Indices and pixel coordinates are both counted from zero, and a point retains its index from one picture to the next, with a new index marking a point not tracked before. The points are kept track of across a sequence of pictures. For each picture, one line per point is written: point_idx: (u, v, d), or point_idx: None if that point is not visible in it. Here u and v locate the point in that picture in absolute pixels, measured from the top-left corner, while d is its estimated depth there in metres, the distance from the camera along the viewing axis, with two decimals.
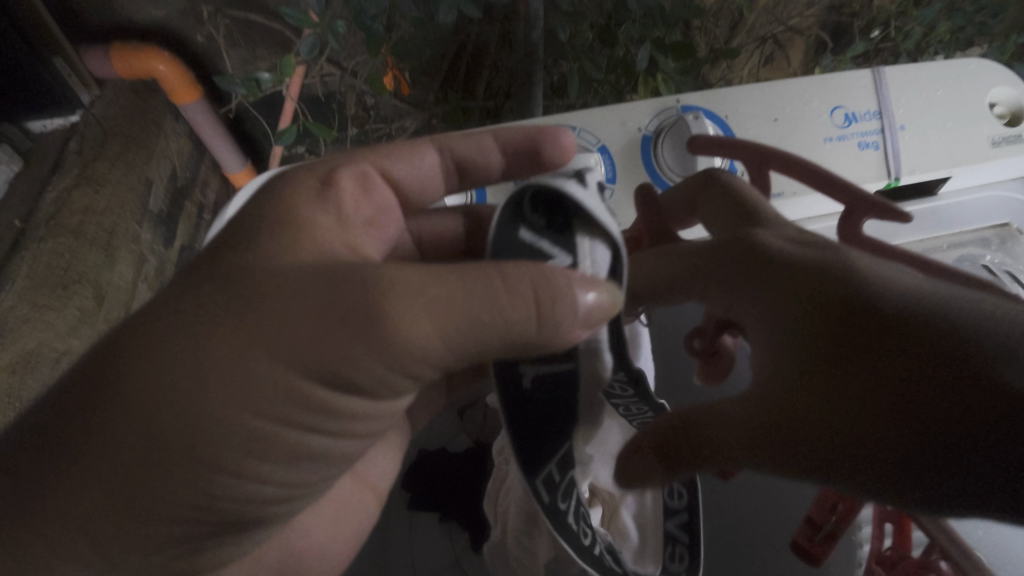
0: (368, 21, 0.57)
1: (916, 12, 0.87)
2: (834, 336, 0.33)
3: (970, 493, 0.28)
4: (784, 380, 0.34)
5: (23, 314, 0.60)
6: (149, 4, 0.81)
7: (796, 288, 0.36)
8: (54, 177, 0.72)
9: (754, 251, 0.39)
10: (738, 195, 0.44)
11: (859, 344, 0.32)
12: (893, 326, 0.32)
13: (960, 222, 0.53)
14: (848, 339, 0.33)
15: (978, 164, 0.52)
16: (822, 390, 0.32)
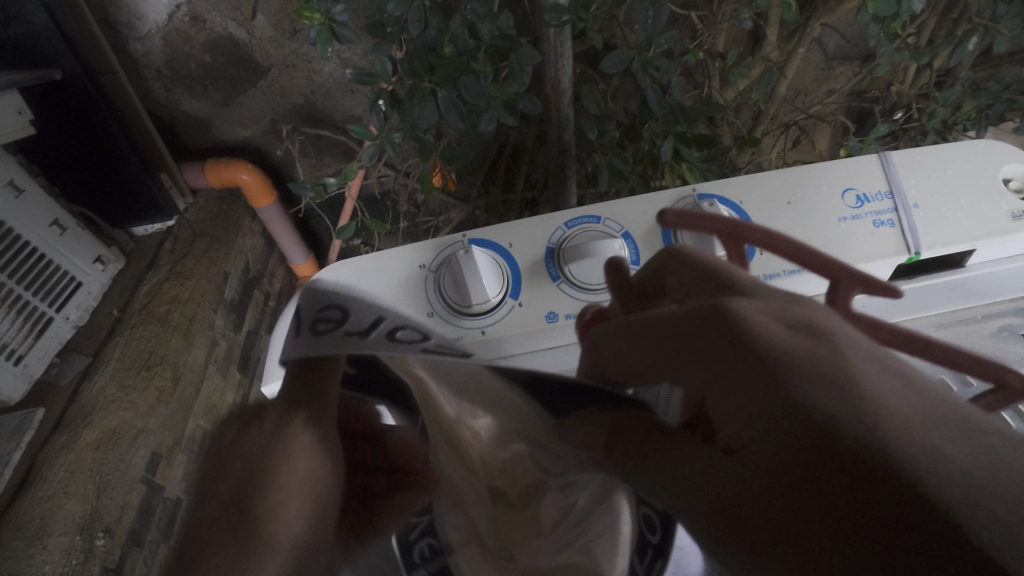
0: (421, 133, 0.66)
1: (938, 94, 0.89)
2: (787, 437, 0.26)
3: None
4: (734, 478, 0.27)
5: (111, 393, 0.67)
6: (240, 127, 0.97)
7: (746, 371, 0.29)
8: (150, 273, 0.85)
9: (715, 323, 0.32)
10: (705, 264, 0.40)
11: (815, 452, 0.24)
12: (855, 447, 0.23)
13: (994, 292, 0.52)
14: (823, 445, 0.24)
15: (1001, 236, 0.52)
16: (762, 487, 0.25)
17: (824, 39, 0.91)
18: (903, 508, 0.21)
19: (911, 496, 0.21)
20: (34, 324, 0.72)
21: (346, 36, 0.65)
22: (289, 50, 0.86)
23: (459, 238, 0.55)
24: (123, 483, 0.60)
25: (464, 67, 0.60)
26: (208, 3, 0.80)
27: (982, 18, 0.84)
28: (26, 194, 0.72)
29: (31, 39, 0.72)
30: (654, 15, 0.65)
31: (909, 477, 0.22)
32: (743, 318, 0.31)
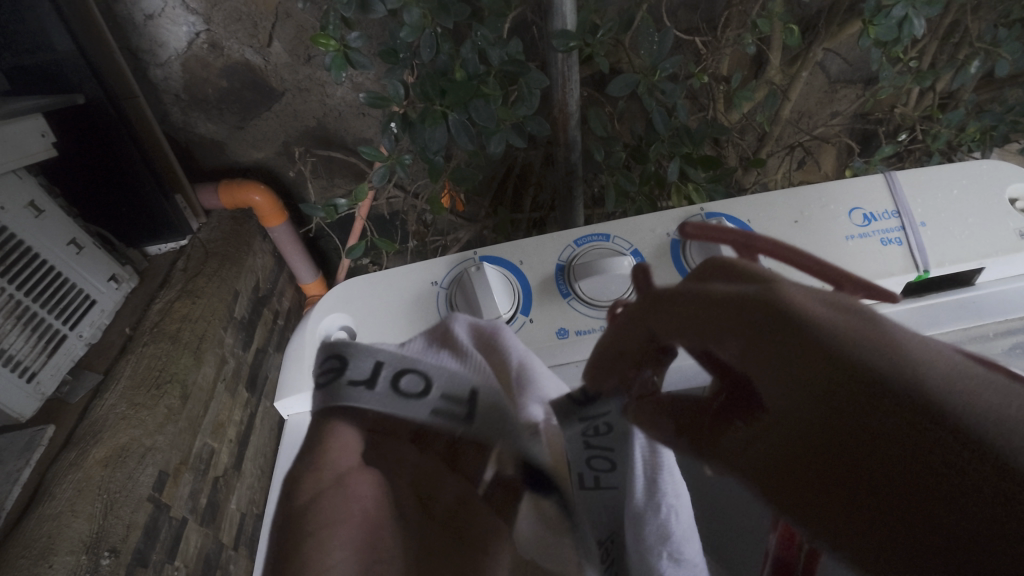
0: (431, 155, 0.67)
1: (942, 117, 0.90)
2: (814, 436, 0.19)
3: None
4: (761, 469, 0.22)
5: (121, 411, 0.67)
6: (254, 149, 0.99)
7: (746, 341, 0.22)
8: (163, 291, 0.86)
9: (713, 301, 0.25)
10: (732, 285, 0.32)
11: (847, 452, 0.18)
12: (877, 424, 0.18)
13: (1007, 310, 0.51)
14: (847, 433, 0.18)
15: (1009, 254, 0.52)
16: (793, 482, 0.21)
17: (827, 63, 0.92)
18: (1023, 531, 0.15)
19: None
20: (47, 342, 0.73)
21: (359, 62, 0.67)
22: (303, 76, 0.89)
23: (470, 257, 0.56)
24: (129, 501, 0.60)
25: (474, 90, 0.61)
26: (227, 31, 0.83)
27: (982, 41, 0.85)
28: (46, 214, 0.74)
29: (57, 65, 0.75)
30: (659, 40, 0.66)
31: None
32: (770, 297, 0.23)
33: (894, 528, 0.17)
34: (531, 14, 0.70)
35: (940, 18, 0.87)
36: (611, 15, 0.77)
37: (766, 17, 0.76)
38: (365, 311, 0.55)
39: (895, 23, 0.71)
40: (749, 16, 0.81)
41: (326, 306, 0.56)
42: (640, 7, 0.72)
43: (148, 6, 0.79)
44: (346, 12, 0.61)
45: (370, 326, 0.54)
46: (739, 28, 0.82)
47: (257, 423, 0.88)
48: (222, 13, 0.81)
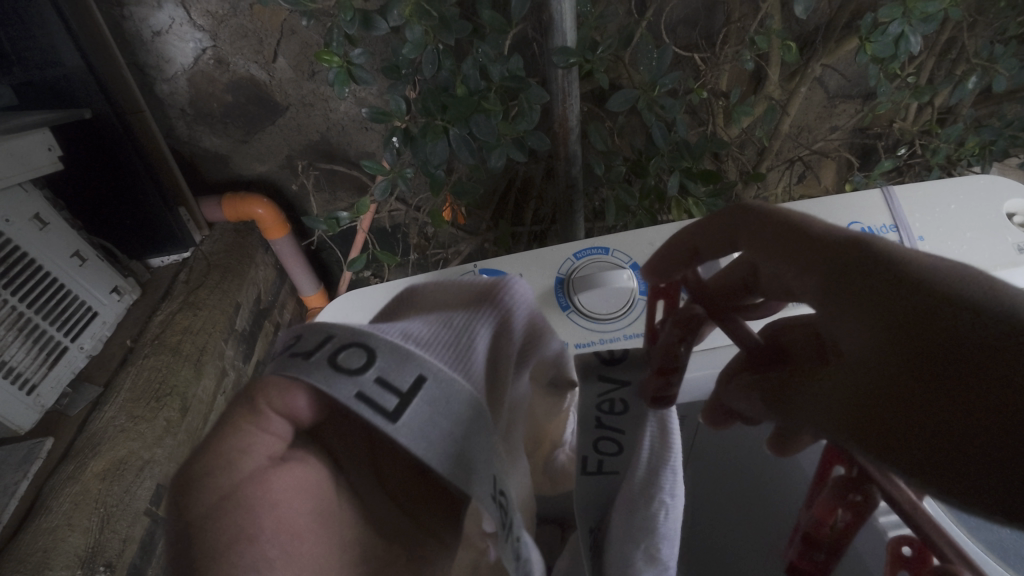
0: (432, 169, 0.68)
1: (940, 131, 0.90)
2: (891, 332, 0.26)
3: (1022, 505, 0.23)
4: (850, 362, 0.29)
5: (121, 424, 0.67)
6: (257, 162, 1.00)
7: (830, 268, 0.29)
8: (165, 303, 0.86)
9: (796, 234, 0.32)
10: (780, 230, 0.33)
11: (912, 336, 0.25)
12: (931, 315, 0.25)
13: None
14: (915, 328, 0.25)
15: (1010, 268, 0.52)
16: (872, 373, 0.27)
17: (826, 78, 0.93)
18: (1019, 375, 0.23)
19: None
20: (48, 353, 0.73)
21: (362, 78, 0.68)
22: (307, 91, 0.90)
23: (470, 269, 0.56)
24: (126, 515, 0.59)
25: (475, 106, 0.62)
26: (233, 48, 0.84)
27: (979, 58, 0.86)
28: (51, 226, 0.75)
29: (66, 80, 0.77)
30: (658, 56, 0.67)
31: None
32: (867, 242, 0.29)
33: (943, 392, 0.24)
34: (532, 31, 0.71)
35: (936, 35, 0.88)
36: (611, 32, 0.78)
37: (764, 34, 0.77)
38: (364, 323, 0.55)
39: (892, 40, 0.71)
40: (747, 32, 0.82)
41: (326, 318, 0.56)
42: (640, 24, 0.73)
43: (156, 23, 0.81)
44: (350, 29, 0.62)
45: None
46: (738, 45, 0.83)
47: None
48: (228, 30, 0.82)
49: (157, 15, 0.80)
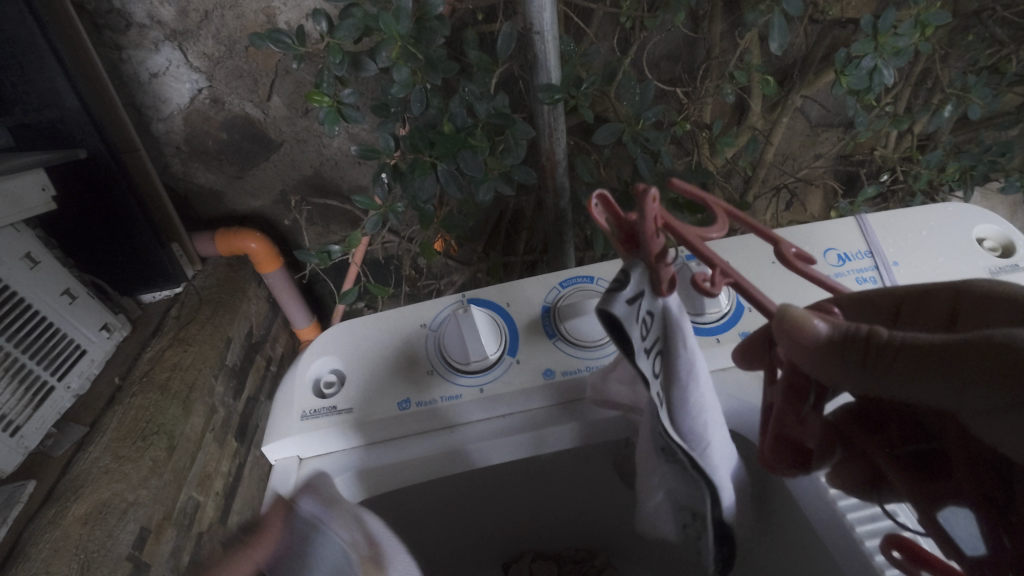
0: (422, 204, 0.68)
1: (921, 158, 0.93)
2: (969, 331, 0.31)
3: None
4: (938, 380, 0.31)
5: (104, 467, 0.66)
6: (251, 198, 1.01)
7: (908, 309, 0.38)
8: (155, 340, 0.86)
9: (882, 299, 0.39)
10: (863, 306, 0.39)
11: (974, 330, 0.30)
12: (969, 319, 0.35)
13: None
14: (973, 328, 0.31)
15: None
16: None
17: (807, 109, 0.96)
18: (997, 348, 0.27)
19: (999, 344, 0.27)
20: (34, 394, 0.72)
21: (352, 116, 0.69)
22: (301, 127, 0.91)
23: (458, 299, 0.53)
24: (107, 561, 0.58)
25: (462, 142, 0.63)
26: (229, 88, 0.86)
27: (953, 87, 0.88)
28: (41, 265, 0.75)
29: (61, 122, 0.78)
30: (641, 91, 0.69)
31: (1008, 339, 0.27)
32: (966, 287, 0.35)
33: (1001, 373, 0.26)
34: (518, 69, 0.73)
35: (909, 67, 0.91)
36: (596, 69, 0.80)
37: (744, 69, 0.80)
38: (355, 351, 0.51)
39: (866, 73, 0.73)
40: (728, 66, 0.84)
41: (316, 348, 0.52)
42: (623, 61, 0.75)
43: (153, 65, 0.83)
44: (339, 71, 0.64)
45: (359, 368, 0.50)
46: (719, 78, 0.85)
47: (246, 474, 0.87)
48: (224, 71, 0.84)
49: (154, 58, 0.82)
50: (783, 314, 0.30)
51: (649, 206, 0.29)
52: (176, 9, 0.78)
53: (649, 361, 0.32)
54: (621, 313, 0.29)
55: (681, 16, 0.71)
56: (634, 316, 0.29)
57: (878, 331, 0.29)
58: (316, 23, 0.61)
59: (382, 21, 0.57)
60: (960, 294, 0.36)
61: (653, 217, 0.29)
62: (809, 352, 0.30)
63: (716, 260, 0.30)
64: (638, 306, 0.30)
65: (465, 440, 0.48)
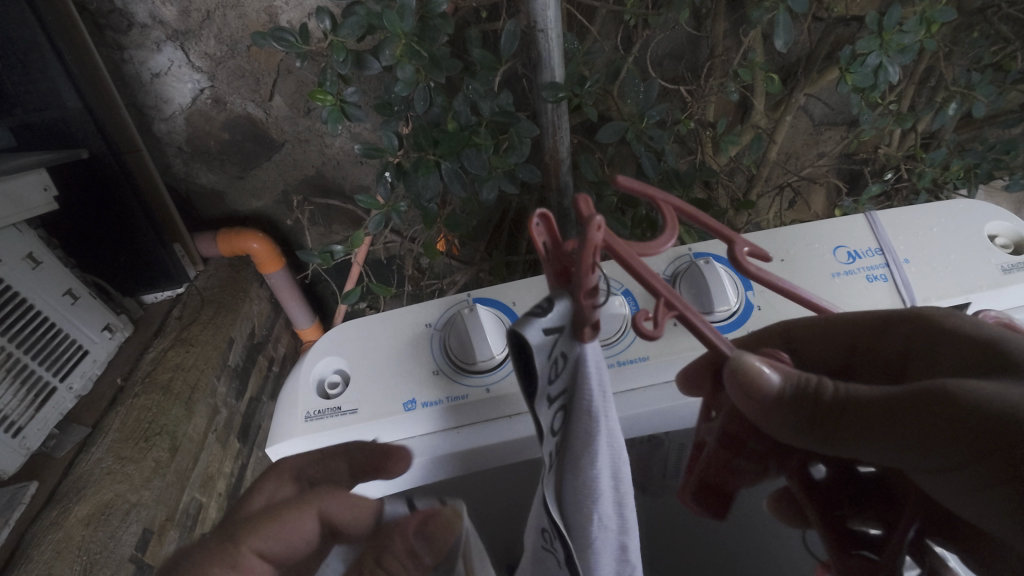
0: (425, 203, 0.68)
1: (926, 156, 0.93)
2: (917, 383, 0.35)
3: (980, 454, 0.30)
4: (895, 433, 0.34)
5: (107, 467, 0.66)
6: (253, 198, 1.01)
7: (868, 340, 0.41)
8: (157, 340, 0.86)
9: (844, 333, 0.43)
10: (829, 334, 0.43)
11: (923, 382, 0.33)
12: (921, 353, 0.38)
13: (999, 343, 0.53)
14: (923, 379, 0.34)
15: (996, 289, 0.52)
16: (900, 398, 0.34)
17: (811, 107, 0.96)
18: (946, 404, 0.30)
19: (944, 399, 0.30)
20: (36, 395, 0.72)
21: (355, 115, 0.69)
22: (303, 127, 0.91)
23: (464, 298, 0.52)
24: (109, 563, 0.57)
25: (466, 141, 0.63)
26: (231, 87, 0.86)
27: (957, 85, 0.88)
28: (43, 266, 0.75)
29: (63, 122, 0.78)
30: (645, 90, 0.69)
31: (952, 394, 0.30)
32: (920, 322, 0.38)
33: (951, 426, 0.30)
34: (522, 67, 0.73)
35: (913, 65, 0.91)
36: (599, 67, 0.80)
37: (747, 67, 0.79)
38: (360, 351, 0.51)
39: (871, 70, 0.73)
40: (731, 64, 0.84)
41: (320, 349, 0.52)
42: (626, 60, 0.75)
43: (155, 65, 0.83)
44: (343, 69, 0.64)
45: (365, 369, 0.50)
46: (723, 76, 0.85)
47: (248, 475, 0.87)
48: (226, 71, 0.84)
49: (156, 58, 0.82)
50: (734, 365, 0.32)
51: (593, 234, 0.26)
52: (179, 8, 0.78)
53: (550, 411, 0.30)
54: (534, 340, 0.26)
55: (684, 14, 0.71)
56: (548, 352, 0.27)
57: (825, 387, 0.33)
58: (320, 20, 0.61)
59: (386, 19, 0.57)
60: (913, 329, 0.39)
61: (594, 248, 0.26)
62: (762, 400, 0.33)
63: (658, 289, 0.28)
64: (556, 343, 0.28)
65: (470, 442, 0.47)
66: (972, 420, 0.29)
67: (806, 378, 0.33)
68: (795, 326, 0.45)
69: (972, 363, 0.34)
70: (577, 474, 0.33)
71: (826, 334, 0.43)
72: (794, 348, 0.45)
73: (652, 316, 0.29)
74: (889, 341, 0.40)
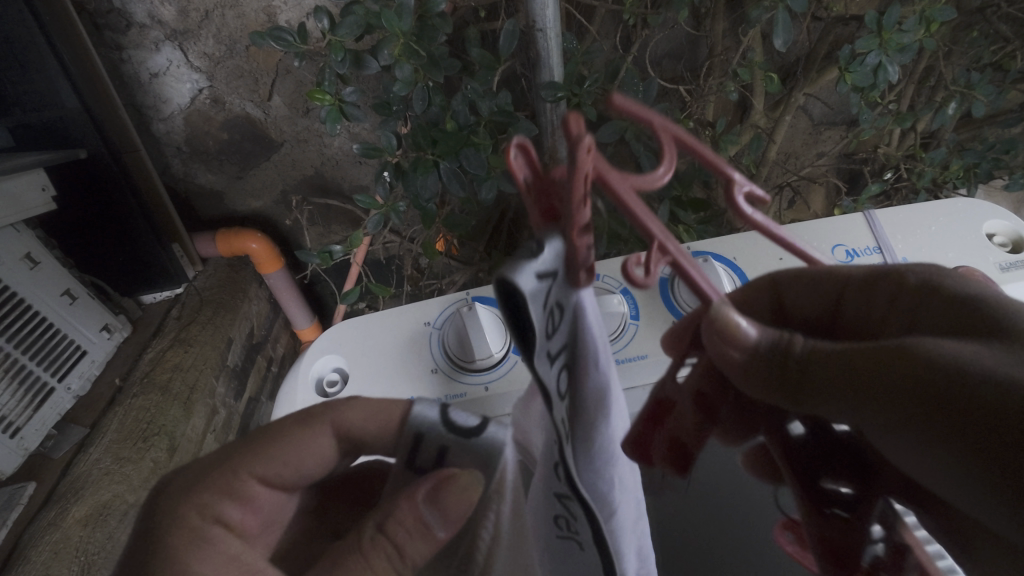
0: (424, 203, 0.68)
1: (925, 155, 0.92)
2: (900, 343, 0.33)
3: (952, 430, 0.28)
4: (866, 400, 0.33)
5: (105, 467, 0.66)
6: (252, 198, 1.01)
7: (862, 294, 0.39)
8: (156, 340, 0.86)
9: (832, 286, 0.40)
10: (818, 288, 0.41)
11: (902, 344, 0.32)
12: (914, 311, 0.36)
13: None
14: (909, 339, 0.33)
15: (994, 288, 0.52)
16: None
17: (810, 107, 0.96)
18: (917, 370, 0.29)
19: (916, 364, 0.29)
20: (34, 395, 0.71)
21: (354, 114, 0.69)
22: (302, 127, 0.91)
23: (463, 297, 0.52)
24: (107, 563, 0.57)
25: (464, 140, 0.63)
26: (229, 87, 0.85)
27: (957, 85, 0.88)
28: (41, 266, 0.75)
29: (61, 122, 0.78)
30: (644, 89, 0.69)
31: (926, 359, 0.29)
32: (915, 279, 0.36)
33: (924, 394, 0.29)
34: (521, 67, 0.73)
35: (912, 64, 0.91)
36: (598, 66, 0.80)
37: (746, 66, 0.79)
38: (358, 350, 0.51)
39: (870, 69, 0.73)
40: (730, 64, 0.84)
41: (319, 347, 0.52)
42: (625, 59, 0.74)
43: (153, 65, 0.82)
44: (341, 69, 0.64)
45: (364, 368, 0.50)
46: (722, 75, 0.84)
47: None
48: (224, 70, 0.84)
49: (154, 58, 0.82)
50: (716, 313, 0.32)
51: (582, 160, 0.22)
52: (177, 8, 0.77)
53: (555, 369, 0.26)
54: (527, 288, 0.22)
55: (683, 13, 0.71)
56: (543, 301, 0.23)
57: (795, 342, 0.33)
58: (318, 20, 0.61)
59: (384, 18, 0.57)
60: (905, 287, 0.36)
61: (585, 177, 0.23)
62: (732, 348, 0.33)
63: (653, 233, 0.27)
64: (551, 290, 0.24)
65: None
66: (942, 389, 0.28)
67: (781, 334, 0.33)
68: (781, 280, 0.43)
69: (958, 322, 0.32)
70: (584, 434, 0.30)
71: (810, 290, 0.41)
72: (782, 303, 0.43)
73: (645, 262, 0.27)
74: (878, 296, 0.38)
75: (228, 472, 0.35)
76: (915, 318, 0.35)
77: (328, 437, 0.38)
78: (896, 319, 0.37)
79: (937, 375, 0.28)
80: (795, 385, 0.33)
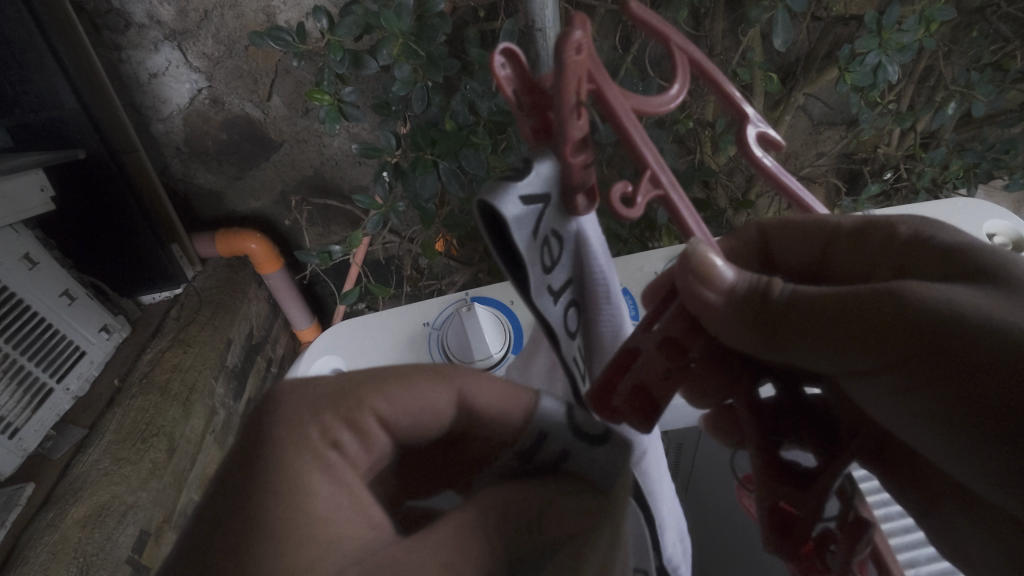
0: (423, 203, 0.68)
1: (925, 155, 0.92)
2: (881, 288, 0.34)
3: (924, 360, 0.30)
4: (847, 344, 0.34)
5: (104, 468, 0.66)
6: (251, 199, 1.01)
7: (844, 248, 0.39)
8: (155, 341, 0.86)
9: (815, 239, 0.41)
10: (802, 238, 0.41)
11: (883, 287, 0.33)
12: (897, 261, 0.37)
13: None
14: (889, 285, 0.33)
15: None
16: None
17: (810, 107, 0.96)
18: (898, 307, 0.30)
19: (898, 302, 0.30)
20: (32, 396, 0.71)
21: (353, 114, 0.69)
22: (301, 127, 0.91)
23: (462, 297, 0.52)
24: (106, 565, 0.57)
25: (464, 140, 0.63)
26: (228, 87, 0.85)
27: (957, 85, 0.88)
28: (40, 266, 0.74)
29: (61, 122, 0.78)
30: (644, 88, 0.69)
31: (907, 297, 0.30)
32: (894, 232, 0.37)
33: (904, 328, 0.30)
34: None
35: (912, 64, 0.91)
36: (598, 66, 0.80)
37: (746, 66, 0.79)
38: (356, 351, 0.51)
39: (870, 69, 0.73)
40: (731, 63, 0.83)
41: (318, 348, 0.52)
42: (625, 59, 0.74)
43: (153, 65, 0.82)
44: (340, 68, 0.63)
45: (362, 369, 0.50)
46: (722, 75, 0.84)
47: None
48: (224, 71, 0.84)
49: (154, 58, 0.82)
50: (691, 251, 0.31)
51: (570, 57, 0.26)
52: (176, 8, 0.77)
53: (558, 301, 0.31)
54: (510, 213, 0.26)
55: (683, 12, 0.71)
56: (527, 227, 0.27)
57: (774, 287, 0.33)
58: (317, 20, 0.61)
59: (383, 18, 0.57)
60: (888, 240, 0.37)
61: (574, 78, 0.27)
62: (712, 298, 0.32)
63: (646, 159, 0.30)
64: (539, 225, 0.28)
65: None
66: (919, 322, 0.30)
67: (756, 279, 0.33)
68: (767, 230, 0.42)
69: (943, 270, 0.33)
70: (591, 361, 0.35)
71: (794, 240, 0.41)
72: (767, 252, 0.43)
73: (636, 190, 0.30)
74: (865, 245, 0.38)
75: (350, 402, 0.26)
76: (898, 270, 0.36)
77: (455, 404, 0.29)
78: (876, 271, 0.38)
79: (917, 311, 0.30)
80: (777, 333, 0.32)
